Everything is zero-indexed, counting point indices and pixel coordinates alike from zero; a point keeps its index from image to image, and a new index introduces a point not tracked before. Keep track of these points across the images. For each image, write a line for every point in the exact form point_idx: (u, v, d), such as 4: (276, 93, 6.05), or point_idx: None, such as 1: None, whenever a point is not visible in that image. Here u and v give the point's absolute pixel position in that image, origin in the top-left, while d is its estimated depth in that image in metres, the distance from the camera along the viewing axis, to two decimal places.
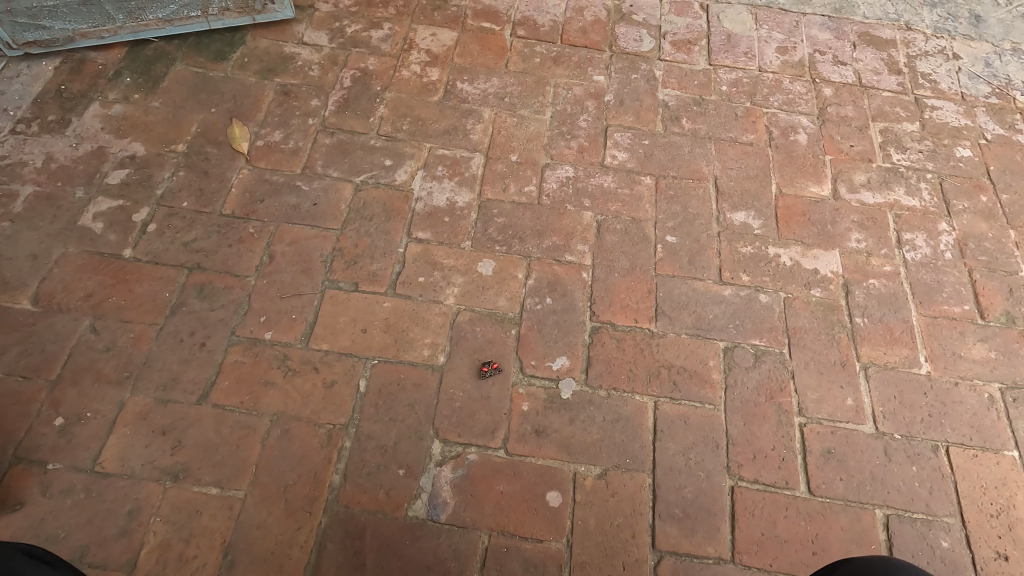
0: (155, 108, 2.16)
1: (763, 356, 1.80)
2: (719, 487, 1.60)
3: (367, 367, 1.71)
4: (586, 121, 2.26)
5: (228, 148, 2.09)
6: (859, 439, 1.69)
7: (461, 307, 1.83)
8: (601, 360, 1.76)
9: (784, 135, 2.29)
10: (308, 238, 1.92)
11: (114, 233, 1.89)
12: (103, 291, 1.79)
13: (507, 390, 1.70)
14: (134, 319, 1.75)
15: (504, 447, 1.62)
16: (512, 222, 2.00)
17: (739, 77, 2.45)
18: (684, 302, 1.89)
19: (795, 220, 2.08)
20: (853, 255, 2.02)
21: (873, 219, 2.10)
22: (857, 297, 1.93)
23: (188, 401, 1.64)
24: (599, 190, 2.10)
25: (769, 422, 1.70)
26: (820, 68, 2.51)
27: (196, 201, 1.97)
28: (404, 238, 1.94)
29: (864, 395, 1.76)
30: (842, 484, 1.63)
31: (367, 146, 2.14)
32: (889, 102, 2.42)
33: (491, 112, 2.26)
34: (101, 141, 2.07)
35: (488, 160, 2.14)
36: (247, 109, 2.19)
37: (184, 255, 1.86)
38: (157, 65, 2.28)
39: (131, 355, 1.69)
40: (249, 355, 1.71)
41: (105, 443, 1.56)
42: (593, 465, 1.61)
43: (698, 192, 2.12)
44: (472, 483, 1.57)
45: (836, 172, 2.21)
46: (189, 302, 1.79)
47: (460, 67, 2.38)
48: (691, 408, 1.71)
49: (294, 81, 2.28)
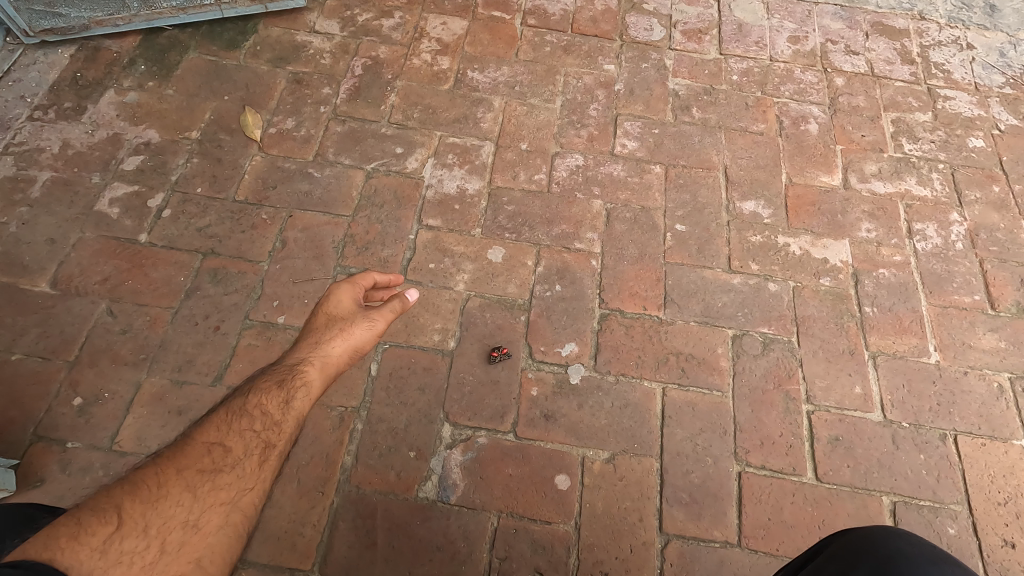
0: (169, 95, 2.19)
1: (771, 344, 1.81)
2: (726, 472, 1.62)
3: (378, 351, 1.73)
4: (596, 110, 2.26)
5: (241, 136, 2.11)
6: (867, 427, 1.70)
7: (471, 293, 1.85)
8: (610, 347, 1.78)
9: (794, 125, 2.28)
10: (320, 225, 1.95)
11: (129, 218, 1.92)
12: (120, 275, 1.82)
13: (516, 375, 1.72)
14: (150, 303, 1.78)
15: (513, 431, 1.64)
16: (521, 209, 2.02)
17: (751, 67, 2.44)
18: (693, 289, 1.89)
19: (805, 210, 2.08)
20: (863, 245, 2.01)
21: (883, 209, 2.10)
22: (866, 287, 1.93)
23: (203, 383, 1.67)
24: (608, 178, 2.10)
25: (776, 410, 1.71)
26: (832, 58, 2.49)
27: (210, 187, 2.00)
28: (415, 225, 1.96)
29: (872, 384, 1.76)
30: (849, 471, 1.64)
31: (377, 133, 2.15)
32: (902, 91, 2.41)
33: (502, 101, 2.26)
34: (117, 128, 2.10)
35: (498, 148, 2.15)
36: (260, 97, 2.21)
37: (198, 241, 1.89)
38: (171, 53, 2.30)
39: (147, 338, 1.72)
40: (262, 338, 1.74)
41: (123, 422, 1.60)
42: (601, 449, 1.63)
43: (707, 181, 2.12)
44: (481, 465, 1.59)
45: (847, 161, 2.20)
46: (203, 286, 1.81)
47: (470, 55, 2.38)
48: (699, 394, 1.72)
49: (306, 69, 2.30)
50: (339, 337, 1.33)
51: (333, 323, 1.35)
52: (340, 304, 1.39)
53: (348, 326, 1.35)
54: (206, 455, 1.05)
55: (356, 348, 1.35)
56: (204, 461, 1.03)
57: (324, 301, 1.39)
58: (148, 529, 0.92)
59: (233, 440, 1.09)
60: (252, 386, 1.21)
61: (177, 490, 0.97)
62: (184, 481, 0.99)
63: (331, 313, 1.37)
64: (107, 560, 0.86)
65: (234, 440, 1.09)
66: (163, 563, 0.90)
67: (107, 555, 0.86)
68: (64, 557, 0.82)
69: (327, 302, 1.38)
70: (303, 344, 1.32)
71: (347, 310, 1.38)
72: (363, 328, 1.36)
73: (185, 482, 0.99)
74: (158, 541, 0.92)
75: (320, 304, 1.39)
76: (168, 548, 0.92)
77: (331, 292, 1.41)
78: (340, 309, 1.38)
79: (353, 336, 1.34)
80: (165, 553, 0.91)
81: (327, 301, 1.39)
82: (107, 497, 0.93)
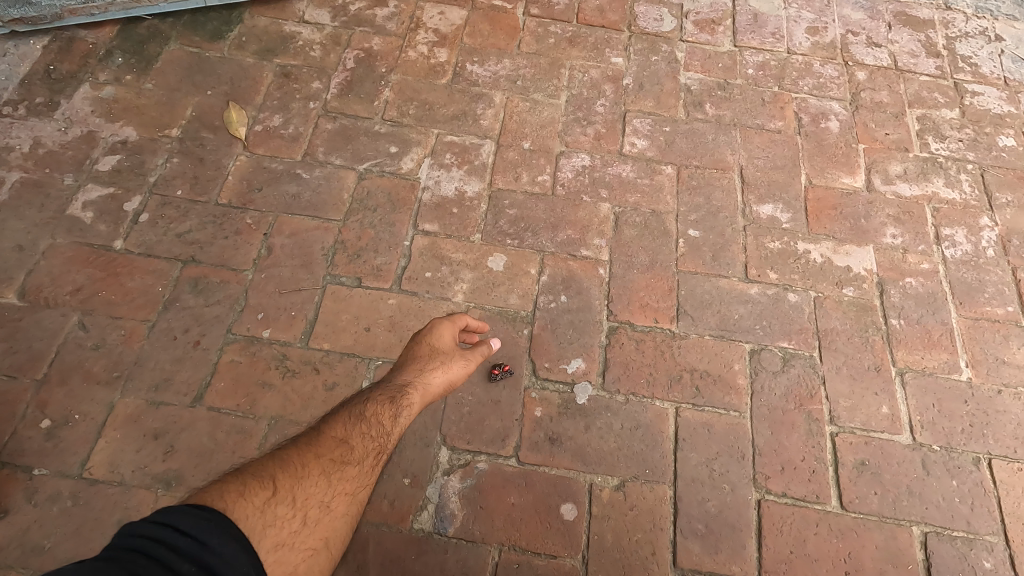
0: (148, 90, 2.05)
1: (791, 360, 1.69)
2: (744, 500, 1.51)
3: (371, 368, 1.62)
4: (603, 106, 2.13)
5: (225, 134, 1.98)
6: (895, 450, 1.58)
7: (470, 304, 1.73)
8: (619, 363, 1.66)
9: (814, 122, 2.14)
10: (309, 230, 1.82)
11: (104, 223, 1.79)
12: (93, 285, 1.69)
13: (519, 395, 1.60)
14: (125, 315, 1.65)
15: (516, 456, 1.53)
16: (524, 214, 1.89)
17: (767, 60, 2.29)
18: (708, 300, 1.77)
19: (826, 214, 1.95)
20: (889, 252, 1.89)
21: (909, 213, 1.97)
22: (893, 297, 1.81)
23: (182, 403, 1.55)
24: (617, 180, 1.97)
25: (798, 432, 1.59)
26: (853, 50, 2.35)
27: (191, 189, 1.87)
28: (410, 230, 1.83)
29: (900, 403, 1.65)
30: (877, 499, 1.52)
31: (371, 131, 2.02)
32: (927, 86, 2.27)
33: (502, 96, 2.13)
34: (92, 125, 1.96)
35: (499, 147, 2.01)
36: (245, 92, 2.08)
37: (178, 248, 1.76)
38: (151, 45, 2.16)
39: (122, 354, 1.60)
40: (246, 354, 1.62)
41: (94, 447, 1.48)
42: (610, 476, 1.52)
43: (722, 182, 1.99)
44: (481, 493, 1.48)
45: (870, 162, 2.06)
46: (183, 297, 1.69)
47: (470, 47, 2.24)
48: (714, 415, 1.60)
49: (294, 62, 2.15)
50: (441, 370, 1.40)
51: (436, 355, 1.43)
52: (442, 338, 1.46)
53: (449, 361, 1.43)
54: (334, 449, 1.20)
55: (453, 382, 1.43)
56: (335, 453, 1.20)
57: (428, 332, 1.46)
58: (295, 501, 1.07)
59: (355, 438, 1.24)
60: (366, 396, 1.34)
61: (315, 474, 1.14)
62: (320, 468, 1.15)
63: (435, 345, 1.44)
64: (265, 519, 1.00)
65: (357, 440, 1.24)
66: (305, 533, 1.06)
67: (266, 515, 1.01)
68: (237, 508, 0.98)
69: (432, 333, 1.46)
70: (409, 366, 1.41)
71: (448, 345, 1.46)
72: (462, 365, 1.44)
73: (322, 468, 1.15)
74: (301, 514, 1.07)
75: (425, 333, 1.46)
76: (308, 521, 1.07)
77: (435, 326, 1.48)
78: (442, 343, 1.45)
79: (453, 371, 1.42)
80: (306, 524, 1.07)
81: (431, 333, 1.46)
82: (260, 470, 1.10)
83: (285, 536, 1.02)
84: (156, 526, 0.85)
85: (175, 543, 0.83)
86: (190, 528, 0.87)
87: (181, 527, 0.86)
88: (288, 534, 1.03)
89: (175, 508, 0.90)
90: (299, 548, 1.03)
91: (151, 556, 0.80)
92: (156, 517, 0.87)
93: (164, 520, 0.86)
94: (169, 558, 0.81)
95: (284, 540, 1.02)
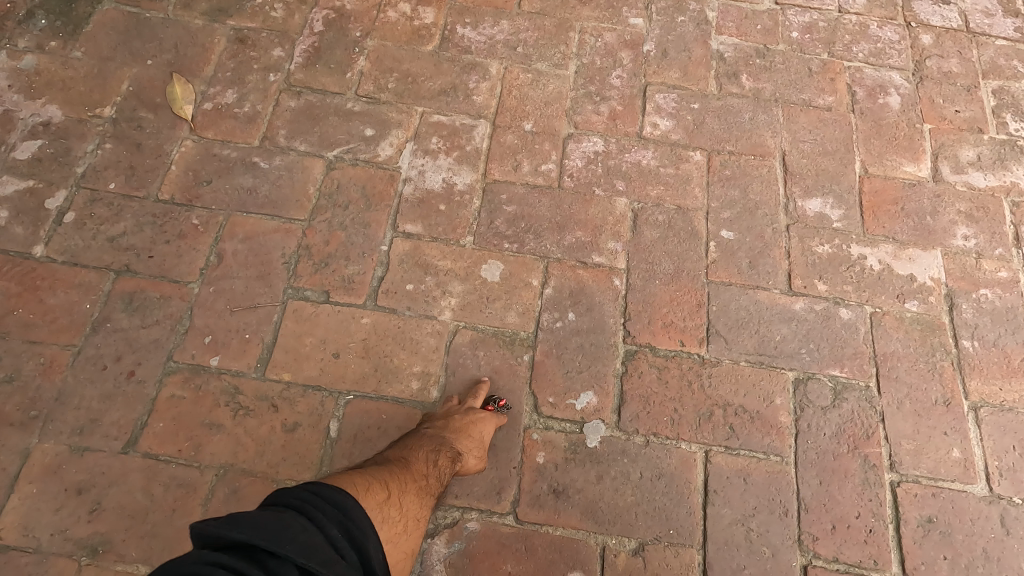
0: (75, 59, 1.71)
1: (844, 393, 1.41)
2: (788, 567, 1.26)
3: (340, 405, 1.36)
4: (619, 78, 1.78)
5: (168, 113, 1.65)
6: (968, 504, 1.33)
7: (460, 324, 1.44)
8: (637, 398, 1.39)
9: (870, 96, 1.80)
10: (267, 233, 1.52)
11: (21, 225, 1.49)
12: (6, 303, 1.41)
13: (518, 437, 1.34)
14: (44, 340, 1.38)
15: (513, 513, 1.28)
16: (525, 211, 1.58)
17: (814, 21, 1.93)
18: (744, 318, 1.48)
19: (884, 210, 1.63)
20: (959, 257, 1.58)
21: (984, 208, 1.65)
22: (964, 313, 1.51)
23: (111, 450, 1.29)
24: (635, 169, 1.65)
25: (852, 481, 1.33)
26: (917, 9, 1.97)
27: (127, 182, 1.56)
28: (388, 233, 1.53)
29: (974, 446, 1.38)
30: (947, 565, 1.28)
31: (342, 109, 1.69)
32: (1004, 53, 1.91)
33: (500, 66, 1.78)
34: (8, 102, 1.64)
35: (496, 129, 1.69)
36: (192, 62, 1.74)
37: (109, 255, 1.47)
38: (80, 3, 1.80)
39: (40, 388, 1.33)
40: (189, 387, 1.35)
41: (5, 506, 1.23)
42: (626, 537, 1.27)
43: (761, 172, 1.66)
44: (471, 561, 1.23)
45: (937, 145, 1.73)
46: (115, 317, 1.41)
47: (461, 6, 1.88)
48: (752, 461, 1.34)
49: (251, 24, 1.80)
50: (480, 460, 1.28)
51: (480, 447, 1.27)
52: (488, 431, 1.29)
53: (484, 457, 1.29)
54: (422, 478, 1.18)
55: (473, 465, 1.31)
56: (422, 481, 1.18)
57: (481, 418, 1.28)
58: (402, 508, 1.11)
59: (434, 476, 1.20)
60: (429, 441, 1.23)
61: (413, 491, 1.15)
62: (416, 488, 1.15)
63: (484, 434, 1.28)
64: (382, 516, 1.07)
65: (433, 479, 1.19)
66: (401, 541, 1.11)
67: (379, 516, 1.07)
68: (362, 500, 1.05)
69: (484, 421, 1.28)
70: (462, 436, 1.25)
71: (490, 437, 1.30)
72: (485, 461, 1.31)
73: (416, 491, 1.15)
74: (404, 521, 1.11)
75: (478, 414, 1.29)
76: (407, 529, 1.12)
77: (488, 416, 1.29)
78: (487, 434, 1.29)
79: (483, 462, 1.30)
80: (404, 533, 1.11)
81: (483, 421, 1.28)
82: (376, 471, 1.14)
83: (392, 536, 1.09)
84: (309, 493, 0.96)
85: (325, 508, 0.94)
86: (334, 497, 0.97)
87: (329, 496, 0.97)
88: (393, 535, 1.09)
89: (320, 482, 1.01)
90: (398, 549, 1.10)
91: (308, 514, 0.91)
92: (307, 486, 0.98)
93: (315, 489, 0.97)
94: (322, 518, 0.91)
95: (389, 539, 1.08)
